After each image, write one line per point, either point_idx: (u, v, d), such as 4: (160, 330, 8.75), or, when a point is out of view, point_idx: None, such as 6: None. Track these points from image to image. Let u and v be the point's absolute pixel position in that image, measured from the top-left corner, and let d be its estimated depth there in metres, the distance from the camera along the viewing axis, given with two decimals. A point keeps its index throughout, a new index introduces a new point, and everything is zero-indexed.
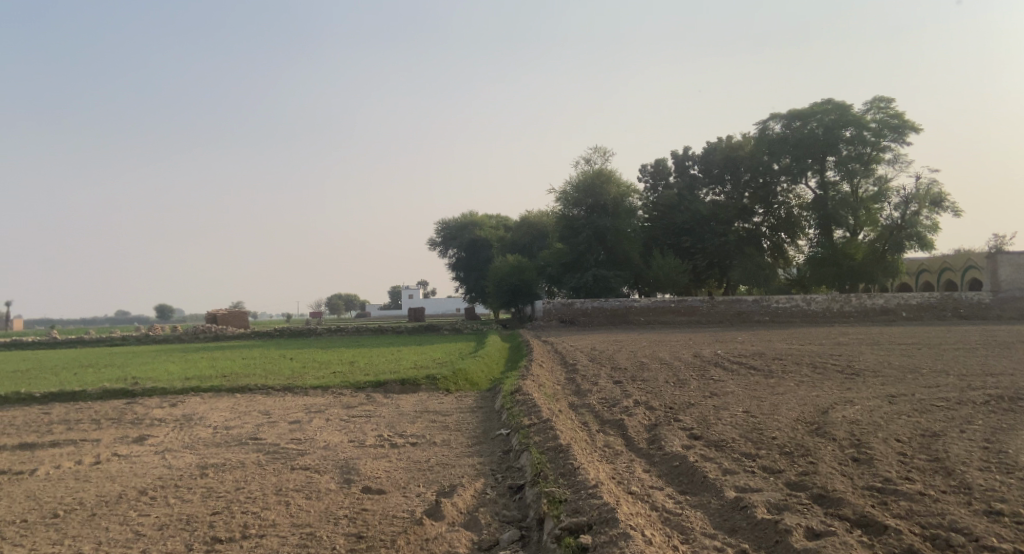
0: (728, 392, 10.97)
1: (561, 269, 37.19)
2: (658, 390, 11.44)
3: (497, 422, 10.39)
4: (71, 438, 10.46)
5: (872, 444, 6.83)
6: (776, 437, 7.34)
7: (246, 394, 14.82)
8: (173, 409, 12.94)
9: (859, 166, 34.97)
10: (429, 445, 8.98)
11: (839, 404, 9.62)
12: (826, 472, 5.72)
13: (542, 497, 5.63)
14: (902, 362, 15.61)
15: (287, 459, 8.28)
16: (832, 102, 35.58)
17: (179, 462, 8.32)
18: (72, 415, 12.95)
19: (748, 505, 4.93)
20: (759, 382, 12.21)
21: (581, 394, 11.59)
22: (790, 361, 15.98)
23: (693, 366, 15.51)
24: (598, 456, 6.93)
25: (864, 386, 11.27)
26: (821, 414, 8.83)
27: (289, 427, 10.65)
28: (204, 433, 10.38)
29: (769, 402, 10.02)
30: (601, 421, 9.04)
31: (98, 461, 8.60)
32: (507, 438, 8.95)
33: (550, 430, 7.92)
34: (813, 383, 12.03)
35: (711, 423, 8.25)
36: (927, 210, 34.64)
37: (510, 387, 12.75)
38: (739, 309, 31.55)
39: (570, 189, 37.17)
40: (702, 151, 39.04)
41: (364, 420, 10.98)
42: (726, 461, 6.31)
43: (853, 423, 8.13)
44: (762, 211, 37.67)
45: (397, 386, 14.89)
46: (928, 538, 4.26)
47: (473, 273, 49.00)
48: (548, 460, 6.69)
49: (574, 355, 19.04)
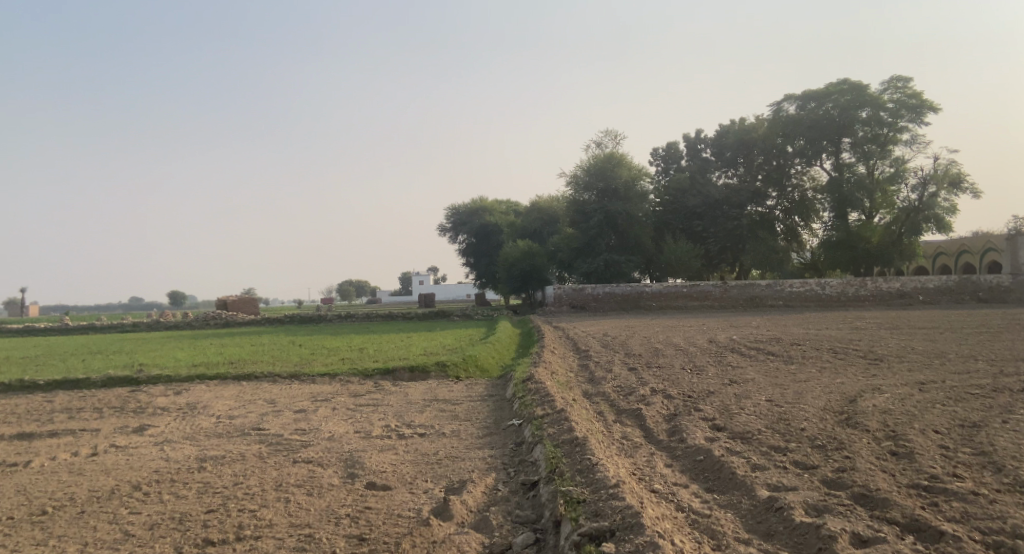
0: (748, 380, 10.53)
1: (572, 254, 36.73)
2: (676, 378, 11.03)
3: (508, 412, 10.02)
4: (71, 428, 10.16)
5: (910, 436, 6.38)
6: (805, 428, 6.89)
7: (252, 382, 14.50)
8: (177, 397, 12.65)
9: (875, 148, 34.31)
10: (438, 436, 8.62)
11: (866, 392, 9.15)
12: (865, 468, 5.29)
13: (559, 496, 5.22)
14: (926, 346, 15.15)
15: (289, 452, 7.94)
16: (847, 82, 34.66)
17: (178, 454, 7.98)
18: (74, 403, 12.67)
19: (784, 507, 4.50)
20: (780, 369, 11.75)
21: (595, 382, 11.18)
22: (810, 347, 15.49)
23: (709, 352, 15.05)
24: (616, 450, 6.52)
25: (890, 372, 10.80)
26: (850, 403, 8.38)
27: (294, 417, 10.29)
28: (207, 422, 10.05)
29: (792, 390, 9.56)
30: (618, 411, 8.66)
31: (95, 453, 8.29)
32: (519, 429, 8.58)
33: (565, 421, 7.50)
34: (836, 369, 11.58)
35: (733, 413, 7.82)
36: (946, 192, 33.80)
37: (521, 375, 12.39)
38: (752, 294, 31.01)
39: (582, 173, 36.67)
40: (715, 134, 38.43)
41: (371, 410, 10.61)
42: (755, 455, 5.88)
43: (885, 412, 7.67)
44: (775, 194, 36.97)
45: (406, 374, 14.56)
46: (991, 547, 3.85)
47: (483, 259, 48.52)
48: (564, 454, 6.28)
49: (586, 341, 18.61)
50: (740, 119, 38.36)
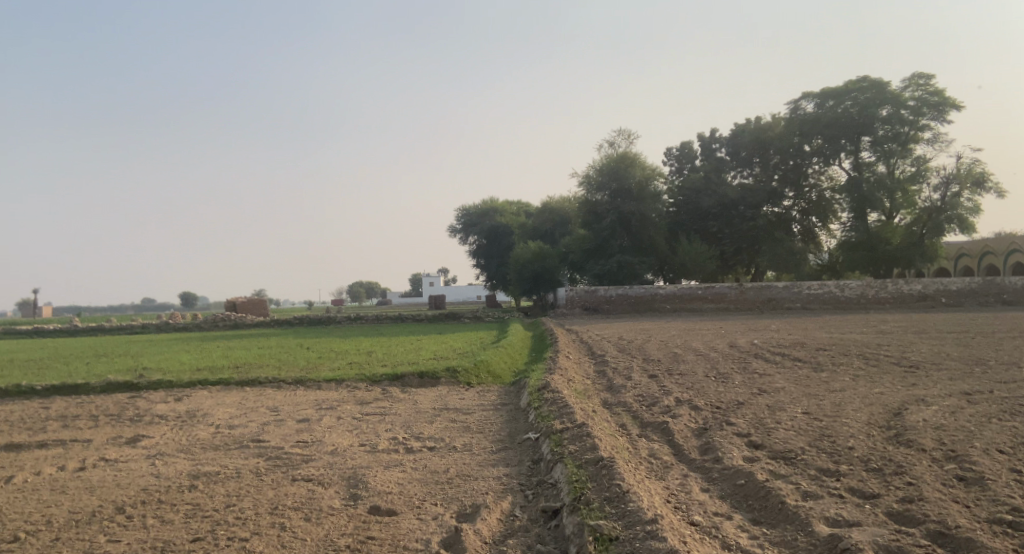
0: (779, 389, 9.88)
1: (584, 256, 36.06)
2: (700, 386, 10.37)
3: (523, 424, 9.42)
4: (62, 437, 9.65)
5: (974, 457, 5.73)
6: (854, 447, 6.23)
7: (256, 388, 13.95)
8: (178, 404, 12.09)
9: (896, 147, 33.50)
10: (448, 450, 8.04)
11: (912, 404, 8.45)
12: (936, 498, 4.68)
13: (586, 530, 4.65)
14: (960, 352, 14.41)
15: (288, 468, 7.35)
16: (867, 80, 33.86)
17: (170, 470, 7.43)
18: (71, 410, 12.18)
19: (851, 547, 3.92)
20: (810, 376, 11.08)
21: (615, 390, 10.54)
22: (837, 352, 14.79)
23: (732, 357, 14.38)
24: (646, 471, 5.91)
25: (930, 382, 10.11)
26: (895, 416, 7.70)
27: (296, 427, 9.72)
28: (204, 433, 9.50)
29: (830, 400, 8.88)
30: (642, 424, 8.03)
31: (82, 468, 7.74)
32: (536, 444, 7.99)
33: (586, 437, 6.89)
34: (871, 377, 10.89)
35: (769, 428, 7.17)
36: (969, 192, 32.88)
37: (537, 382, 11.76)
38: (769, 296, 30.20)
39: (594, 173, 35.99)
40: (731, 134, 37.51)
41: (378, 419, 10.03)
42: (804, 480, 5.24)
43: (939, 428, 7.01)
44: (792, 194, 36.18)
45: (416, 379, 13.98)
46: None
47: (495, 261, 47.84)
48: (589, 478, 5.68)
49: (601, 345, 17.97)
50: (756, 118, 37.50)
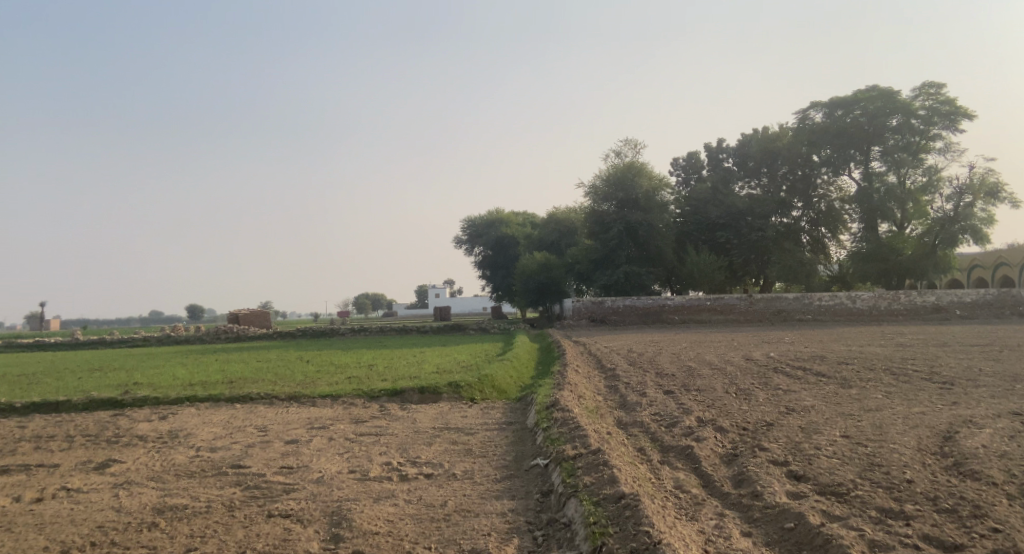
0: (809, 408, 9.00)
1: (590, 266, 35.19)
2: (720, 405, 9.51)
3: (530, 447, 8.60)
4: (29, 461, 8.84)
5: None
6: (913, 480, 5.39)
7: (246, 405, 13.13)
8: (161, 424, 11.28)
9: (907, 156, 32.48)
10: (447, 478, 7.22)
11: (961, 427, 7.55)
12: None
13: None
14: (991, 367, 13.52)
15: (266, 501, 6.51)
16: (876, 89, 33.24)
17: (133, 503, 6.59)
18: (48, 430, 11.36)
19: None
20: (840, 394, 10.19)
21: (628, 408, 9.72)
22: (862, 366, 13.89)
23: (750, 371, 13.54)
24: (675, 510, 5.07)
25: (971, 401, 9.25)
26: (949, 441, 6.82)
27: (283, 449, 8.89)
28: (183, 457, 8.67)
29: (869, 422, 7.99)
30: (663, 449, 7.18)
31: (38, 500, 6.92)
32: (546, 472, 7.15)
33: (602, 466, 6.05)
34: (905, 395, 10.00)
35: (808, 456, 6.31)
36: (983, 202, 31.84)
37: (544, 399, 10.95)
38: (779, 307, 29.31)
39: (601, 183, 35.16)
40: (738, 143, 36.90)
41: (372, 442, 9.18)
42: (868, 525, 4.39)
43: (1002, 456, 6.14)
44: (801, 204, 35.15)
45: (415, 395, 13.17)
46: None
47: (500, 272, 47.19)
48: (609, 519, 4.84)
49: (610, 358, 17.15)
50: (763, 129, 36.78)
